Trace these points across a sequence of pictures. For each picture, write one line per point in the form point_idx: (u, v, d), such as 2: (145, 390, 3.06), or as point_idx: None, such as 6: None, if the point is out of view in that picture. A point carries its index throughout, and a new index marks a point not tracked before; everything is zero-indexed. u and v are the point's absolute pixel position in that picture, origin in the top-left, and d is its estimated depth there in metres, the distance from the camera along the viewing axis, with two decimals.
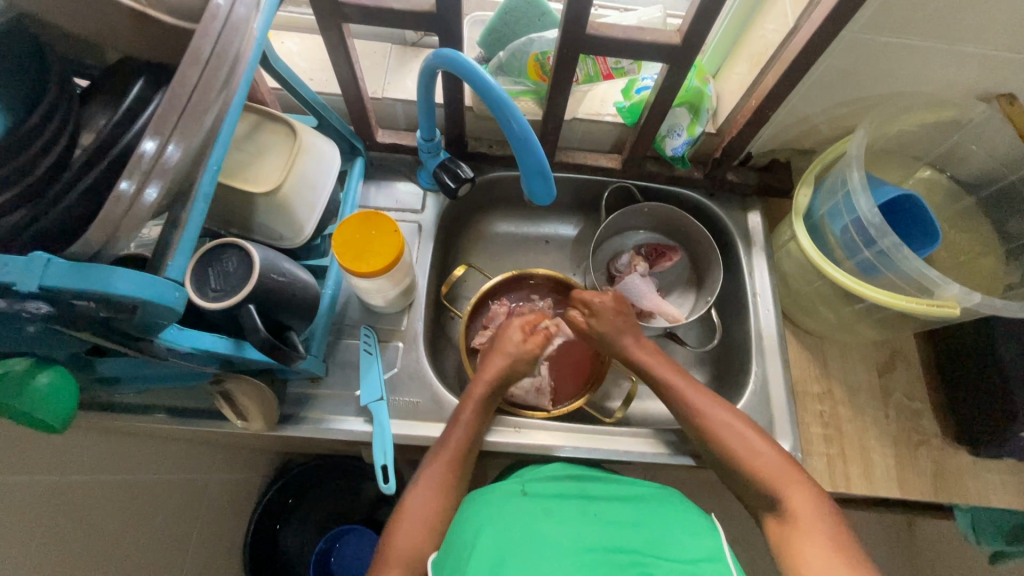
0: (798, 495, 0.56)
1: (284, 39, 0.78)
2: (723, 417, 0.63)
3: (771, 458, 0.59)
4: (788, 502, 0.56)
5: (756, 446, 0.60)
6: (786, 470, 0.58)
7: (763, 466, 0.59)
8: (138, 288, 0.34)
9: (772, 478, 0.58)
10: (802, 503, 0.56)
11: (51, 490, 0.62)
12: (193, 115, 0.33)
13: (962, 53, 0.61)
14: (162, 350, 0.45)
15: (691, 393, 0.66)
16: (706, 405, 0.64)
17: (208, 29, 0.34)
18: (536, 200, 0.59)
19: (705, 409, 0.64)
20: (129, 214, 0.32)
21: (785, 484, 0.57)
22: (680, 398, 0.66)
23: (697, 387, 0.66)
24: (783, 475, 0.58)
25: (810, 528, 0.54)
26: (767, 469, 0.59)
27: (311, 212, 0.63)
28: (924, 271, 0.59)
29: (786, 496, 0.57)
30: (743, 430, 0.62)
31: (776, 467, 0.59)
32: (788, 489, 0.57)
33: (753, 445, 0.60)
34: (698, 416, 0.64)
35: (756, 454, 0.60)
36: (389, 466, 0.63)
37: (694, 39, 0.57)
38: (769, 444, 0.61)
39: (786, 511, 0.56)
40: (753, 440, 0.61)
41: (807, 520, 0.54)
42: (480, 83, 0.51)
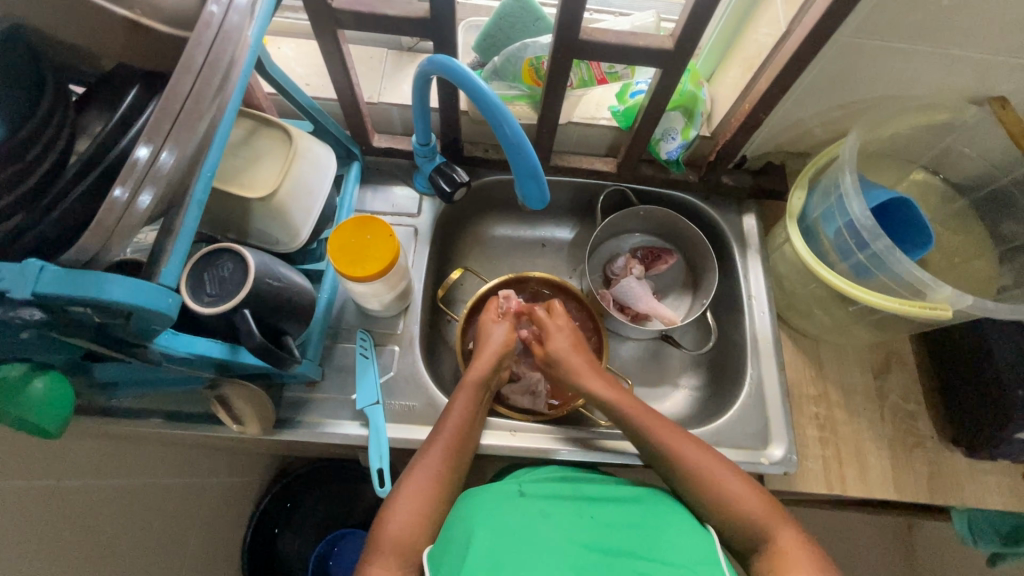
0: (785, 532, 0.56)
1: (280, 44, 0.79)
2: (705, 462, 0.61)
3: (755, 499, 0.59)
4: (776, 540, 0.56)
5: (740, 488, 0.59)
6: (772, 511, 0.58)
7: (751, 506, 0.58)
8: (132, 295, 0.35)
9: (760, 520, 0.57)
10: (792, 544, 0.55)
11: (47, 495, 0.62)
12: (186, 123, 0.33)
13: (953, 56, 0.61)
14: (157, 355, 0.45)
15: (669, 437, 0.63)
16: (688, 452, 0.62)
17: (200, 38, 0.34)
18: (530, 204, 0.59)
19: (684, 453, 0.62)
20: (122, 221, 0.32)
21: (775, 523, 0.57)
22: (658, 442, 0.64)
23: (675, 431, 0.64)
24: (770, 515, 0.57)
25: (805, 567, 0.53)
26: (755, 510, 0.58)
27: (307, 217, 0.63)
28: (916, 273, 0.59)
29: (776, 535, 0.56)
30: (725, 473, 0.60)
31: (763, 508, 0.58)
32: (778, 529, 0.57)
33: (736, 489, 0.59)
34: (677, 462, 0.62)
35: (737, 493, 0.59)
36: (385, 470, 0.63)
37: (687, 44, 0.57)
38: (750, 483, 0.60)
39: (775, 551, 0.56)
40: (737, 482, 0.60)
41: (800, 560, 0.54)
42: (472, 88, 0.52)
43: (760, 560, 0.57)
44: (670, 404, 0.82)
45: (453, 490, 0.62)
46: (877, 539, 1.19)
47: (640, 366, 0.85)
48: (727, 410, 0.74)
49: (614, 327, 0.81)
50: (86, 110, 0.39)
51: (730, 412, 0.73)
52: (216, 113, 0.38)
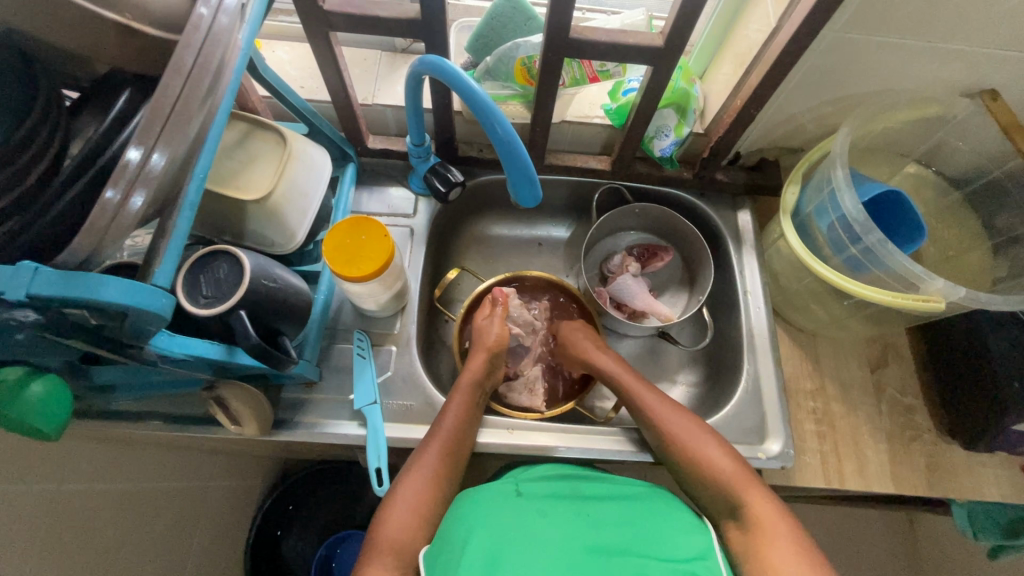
0: (758, 498, 0.57)
1: (275, 48, 0.79)
2: (681, 424, 0.63)
3: (728, 463, 0.60)
4: (751, 507, 0.56)
5: (714, 453, 0.61)
6: (743, 474, 0.59)
7: (724, 471, 0.59)
8: (124, 295, 0.35)
9: (732, 484, 0.58)
10: (761, 505, 0.56)
11: (48, 499, 0.62)
12: (177, 125, 0.34)
13: (943, 50, 0.61)
14: (152, 356, 0.46)
15: (652, 400, 0.67)
16: (669, 414, 0.65)
17: (190, 40, 0.35)
18: (522, 202, 0.60)
19: (664, 415, 0.65)
20: (115, 222, 0.33)
21: (747, 488, 0.58)
22: (642, 406, 0.67)
23: (660, 398, 0.67)
24: (742, 480, 0.58)
25: (772, 528, 0.54)
26: (726, 473, 0.59)
27: (303, 218, 0.64)
28: (908, 266, 0.59)
29: (746, 499, 0.57)
30: (702, 437, 0.62)
31: (731, 470, 0.59)
32: (749, 492, 0.57)
33: (709, 453, 0.61)
34: (657, 424, 0.65)
35: (714, 461, 0.60)
36: (383, 469, 0.63)
37: (676, 41, 0.57)
38: (726, 448, 0.62)
39: (747, 517, 0.56)
40: (713, 446, 0.61)
41: (766, 522, 0.55)
42: (462, 87, 0.52)
43: (737, 529, 0.57)
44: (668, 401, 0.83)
45: (451, 488, 0.62)
46: (880, 534, 1.19)
47: (636, 363, 0.85)
48: (723, 405, 0.74)
49: (611, 325, 0.81)
50: (81, 115, 0.39)
51: (727, 407, 0.73)
52: (205, 116, 0.38)
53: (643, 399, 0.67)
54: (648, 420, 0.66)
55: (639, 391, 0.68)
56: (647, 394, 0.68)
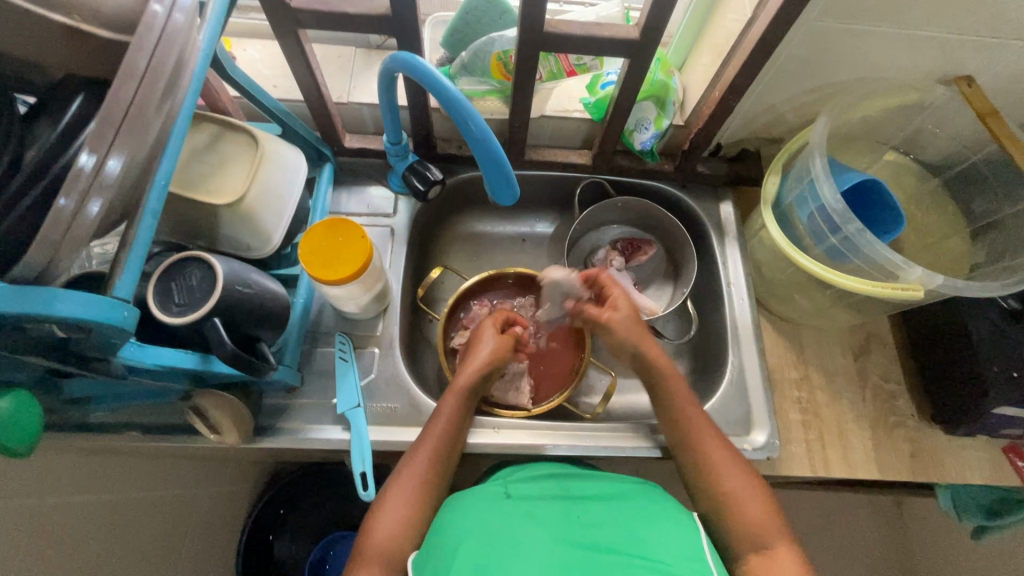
0: (785, 550, 0.56)
1: (245, 47, 0.77)
2: (722, 458, 0.62)
3: (759, 508, 0.59)
4: (774, 550, 0.56)
5: (747, 492, 0.60)
6: (773, 519, 0.58)
7: (752, 513, 0.58)
8: (83, 308, 0.34)
9: (760, 528, 0.57)
10: (785, 555, 0.55)
11: (29, 514, 0.61)
12: (132, 130, 0.33)
13: (918, 37, 0.61)
14: (122, 368, 0.45)
15: (700, 424, 0.64)
16: (713, 447, 0.63)
17: (143, 41, 0.34)
18: (500, 200, 0.59)
19: (706, 445, 0.63)
20: (70, 232, 0.31)
21: (773, 535, 0.57)
22: (688, 428, 0.65)
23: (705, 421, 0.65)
24: (769, 527, 0.57)
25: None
26: (755, 516, 0.58)
27: (278, 221, 0.63)
28: (888, 255, 0.59)
29: (771, 542, 0.56)
30: (741, 475, 0.61)
31: (763, 519, 0.58)
32: (775, 540, 0.57)
33: (743, 492, 0.60)
34: (698, 452, 0.63)
35: (748, 502, 0.59)
36: (368, 473, 0.63)
37: (652, 34, 0.56)
38: (754, 484, 0.61)
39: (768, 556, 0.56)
40: (745, 484, 0.60)
41: (786, 570, 0.54)
42: (436, 87, 0.51)
43: (753, 559, 0.57)
44: None
45: (438, 490, 0.62)
46: (870, 518, 1.20)
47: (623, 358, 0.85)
48: (709, 398, 0.74)
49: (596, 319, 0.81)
50: (34, 122, 0.38)
51: (712, 399, 0.73)
52: (164, 120, 0.37)
53: (691, 423, 0.65)
54: (690, 445, 0.64)
55: (687, 416, 0.65)
56: (695, 414, 0.65)
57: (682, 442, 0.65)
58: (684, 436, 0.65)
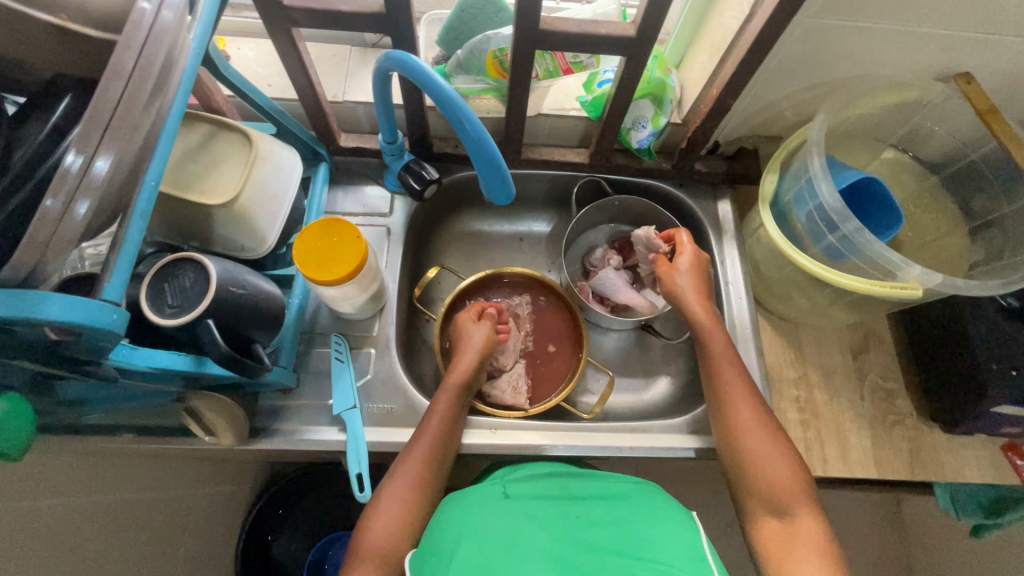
0: (807, 517, 0.56)
1: (239, 45, 0.77)
2: (753, 421, 0.62)
3: (786, 473, 0.58)
4: (797, 518, 0.56)
5: (774, 457, 0.59)
6: (798, 485, 0.58)
7: (777, 477, 0.58)
8: (69, 311, 0.33)
9: (784, 492, 0.57)
10: (808, 523, 0.56)
11: (24, 517, 0.61)
12: (120, 130, 0.32)
13: (916, 34, 0.61)
14: (113, 371, 0.45)
15: (735, 387, 0.64)
16: (744, 408, 0.63)
17: (130, 39, 0.33)
18: (495, 199, 0.58)
19: (736, 406, 0.63)
20: (56, 234, 0.31)
21: (798, 500, 0.57)
22: (723, 389, 0.64)
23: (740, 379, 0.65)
24: (795, 492, 0.57)
25: (807, 550, 0.54)
26: (779, 482, 0.58)
27: (273, 221, 0.62)
28: (886, 254, 0.59)
29: (795, 508, 0.56)
30: (768, 439, 0.61)
31: (789, 484, 0.58)
32: (798, 507, 0.57)
33: (771, 457, 0.59)
34: (729, 412, 0.63)
35: (774, 468, 0.59)
36: (364, 474, 0.62)
37: (649, 31, 0.56)
38: (781, 448, 0.60)
39: (790, 526, 0.56)
40: (772, 448, 0.60)
41: (807, 538, 0.55)
42: (430, 86, 0.50)
43: (773, 523, 0.57)
44: (653, 393, 0.82)
45: (434, 491, 0.61)
46: (869, 516, 1.20)
47: (621, 357, 0.85)
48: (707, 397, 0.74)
49: (594, 319, 0.81)
50: (22, 121, 0.37)
51: None
52: (154, 119, 0.36)
53: (726, 386, 0.64)
54: (722, 406, 0.64)
55: (724, 377, 0.65)
56: (729, 374, 0.65)
57: (717, 403, 0.65)
58: (718, 396, 0.65)
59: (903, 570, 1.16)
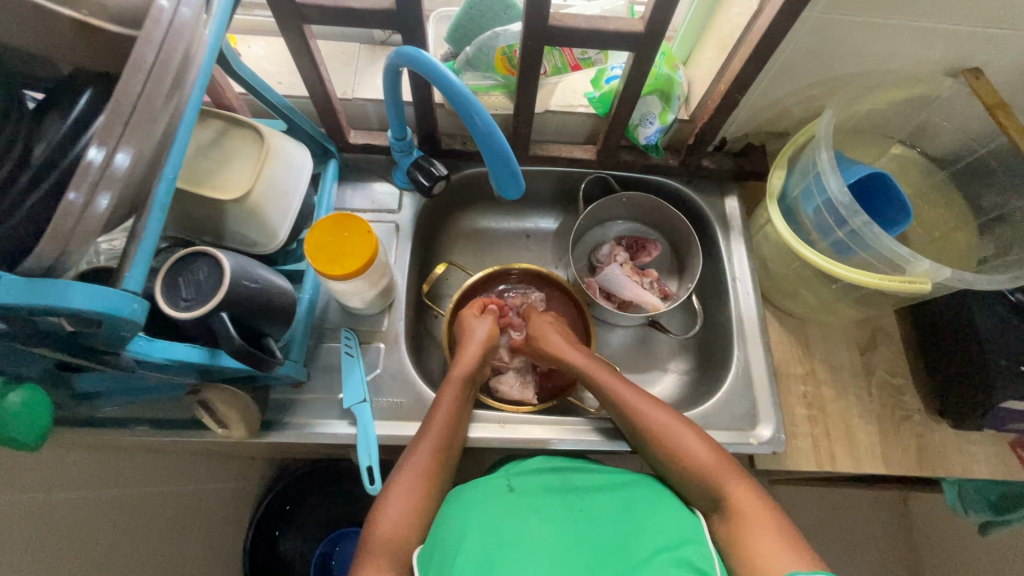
0: (740, 488, 0.56)
1: (250, 43, 0.77)
2: (662, 419, 0.63)
3: (707, 453, 0.60)
4: (730, 494, 0.56)
5: (691, 443, 0.61)
6: (722, 463, 0.59)
7: (701, 461, 0.59)
8: (91, 300, 0.34)
9: (707, 473, 0.59)
10: (742, 494, 0.56)
11: (39, 508, 0.62)
12: (140, 123, 0.33)
13: (926, 28, 0.61)
14: (131, 362, 0.45)
15: (627, 395, 0.66)
16: (644, 410, 0.64)
17: (150, 34, 0.34)
18: (505, 194, 0.59)
19: (637, 408, 0.65)
20: (79, 226, 0.32)
21: (727, 478, 0.58)
22: (618, 400, 0.67)
23: (632, 389, 0.67)
24: (716, 469, 0.58)
25: (755, 520, 0.53)
26: (705, 463, 0.59)
27: (284, 216, 0.63)
28: (895, 248, 0.59)
29: (726, 485, 0.57)
30: (679, 429, 0.62)
31: (712, 462, 0.59)
32: (728, 482, 0.57)
33: (686, 443, 0.61)
34: (631, 418, 0.65)
35: (692, 451, 0.60)
36: (375, 467, 0.63)
37: (658, 27, 0.56)
38: (697, 433, 0.62)
39: (729, 507, 0.56)
40: (688, 435, 0.61)
41: (749, 510, 0.54)
42: (441, 80, 0.51)
43: (720, 515, 0.57)
44: (660, 389, 0.83)
45: (442, 484, 0.62)
46: (876, 514, 1.20)
47: (628, 353, 0.85)
48: (714, 393, 0.74)
49: (600, 315, 0.81)
50: (44, 116, 0.38)
51: (718, 394, 0.73)
52: (172, 114, 0.37)
53: (623, 395, 0.66)
54: (625, 414, 0.66)
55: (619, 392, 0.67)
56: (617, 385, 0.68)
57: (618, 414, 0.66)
58: (619, 409, 0.66)
59: (910, 568, 1.16)
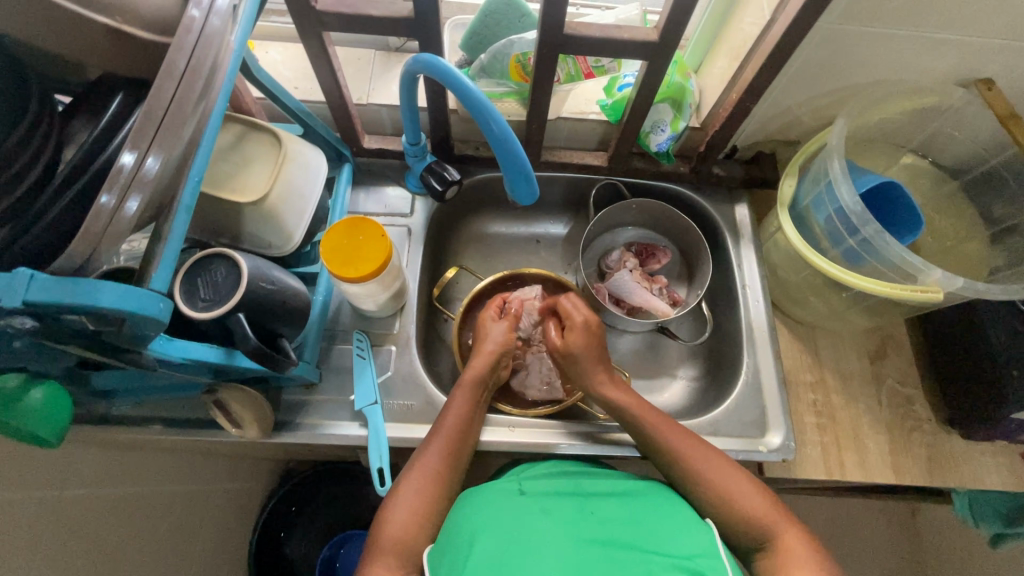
0: (793, 533, 0.56)
1: (267, 49, 0.79)
2: (708, 460, 0.61)
3: (757, 495, 0.59)
4: (782, 538, 0.56)
5: (740, 485, 0.60)
6: (772, 507, 0.58)
7: (751, 503, 0.58)
8: (120, 299, 0.35)
9: (758, 517, 0.57)
10: (795, 538, 0.56)
11: (53, 505, 0.62)
12: (171, 127, 0.34)
13: (938, 40, 0.61)
14: (151, 361, 0.46)
15: (669, 433, 0.64)
16: (690, 450, 0.62)
17: (182, 42, 0.35)
18: (519, 200, 0.60)
19: (680, 446, 0.63)
20: (110, 226, 0.32)
21: (778, 520, 0.57)
22: (661, 440, 0.64)
23: (675, 427, 0.65)
24: (769, 513, 0.58)
25: (807, 562, 0.54)
26: (754, 506, 0.58)
27: (300, 219, 0.64)
28: (906, 257, 0.59)
29: (777, 532, 0.56)
30: (727, 470, 0.61)
31: (763, 505, 0.58)
32: (781, 526, 0.57)
33: (734, 485, 0.59)
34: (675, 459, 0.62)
35: (741, 493, 0.59)
36: (385, 468, 0.63)
37: (672, 36, 0.57)
38: (743, 474, 0.61)
39: (778, 547, 0.56)
40: (738, 478, 0.60)
41: (801, 555, 0.54)
42: (457, 86, 0.52)
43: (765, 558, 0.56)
44: (669, 395, 0.83)
45: (451, 487, 0.62)
46: (884, 527, 1.19)
47: (637, 359, 0.85)
48: (723, 399, 0.74)
49: (610, 320, 0.81)
50: (74, 119, 0.39)
51: (727, 401, 0.73)
52: (199, 118, 0.38)
53: (665, 434, 0.64)
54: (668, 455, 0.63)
55: (661, 428, 0.65)
56: (659, 422, 0.65)
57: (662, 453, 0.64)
58: (659, 448, 0.64)
59: None
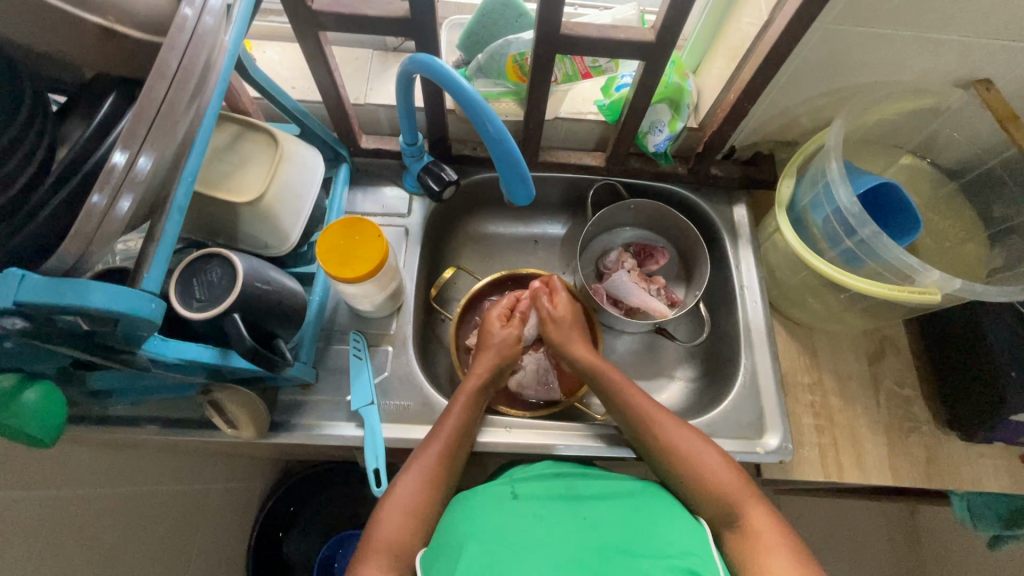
0: (759, 513, 0.56)
1: (265, 49, 0.79)
2: (683, 436, 0.62)
3: (728, 473, 0.59)
4: (747, 516, 0.56)
5: (712, 461, 0.60)
6: (741, 485, 0.58)
7: (721, 480, 0.59)
8: (111, 300, 0.35)
9: (727, 493, 0.58)
10: (759, 517, 0.56)
11: (50, 505, 0.62)
12: (163, 127, 0.34)
13: (936, 41, 0.61)
14: (145, 361, 0.46)
15: (647, 407, 0.65)
16: (665, 424, 0.63)
17: (174, 41, 0.35)
18: (515, 200, 0.59)
19: (657, 421, 0.64)
20: (101, 227, 0.32)
21: (745, 501, 0.57)
22: (639, 413, 0.65)
23: (653, 402, 0.66)
24: (737, 491, 0.58)
25: (769, 541, 0.54)
26: (723, 483, 0.59)
27: (296, 219, 0.63)
28: (904, 258, 0.59)
29: (742, 508, 0.57)
30: (699, 445, 0.62)
31: (732, 483, 0.58)
32: (748, 506, 0.57)
33: (707, 462, 0.60)
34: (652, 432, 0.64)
35: (712, 470, 0.60)
36: (381, 469, 0.63)
37: (669, 36, 0.57)
38: (717, 451, 0.61)
39: (744, 527, 0.56)
40: (710, 455, 0.61)
41: (762, 533, 0.55)
42: (453, 87, 0.51)
43: (732, 535, 0.57)
44: (666, 396, 0.83)
45: (447, 488, 0.62)
46: (883, 528, 1.19)
47: (635, 360, 0.85)
48: (720, 400, 0.74)
49: (607, 321, 0.81)
50: (69, 119, 0.39)
51: (724, 402, 0.73)
52: (192, 117, 0.38)
53: (642, 406, 0.65)
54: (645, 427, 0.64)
55: (640, 403, 0.66)
56: (638, 397, 0.67)
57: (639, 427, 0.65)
58: (636, 420, 0.65)
59: None
